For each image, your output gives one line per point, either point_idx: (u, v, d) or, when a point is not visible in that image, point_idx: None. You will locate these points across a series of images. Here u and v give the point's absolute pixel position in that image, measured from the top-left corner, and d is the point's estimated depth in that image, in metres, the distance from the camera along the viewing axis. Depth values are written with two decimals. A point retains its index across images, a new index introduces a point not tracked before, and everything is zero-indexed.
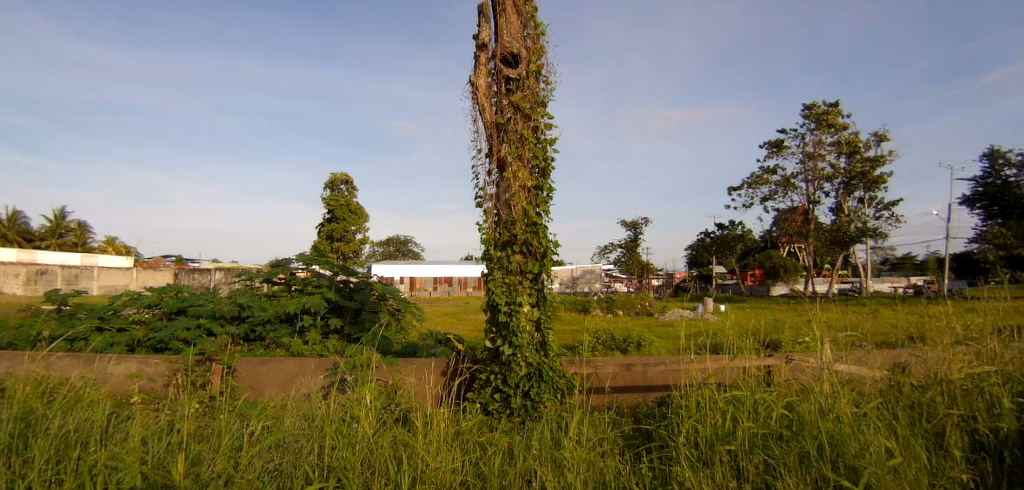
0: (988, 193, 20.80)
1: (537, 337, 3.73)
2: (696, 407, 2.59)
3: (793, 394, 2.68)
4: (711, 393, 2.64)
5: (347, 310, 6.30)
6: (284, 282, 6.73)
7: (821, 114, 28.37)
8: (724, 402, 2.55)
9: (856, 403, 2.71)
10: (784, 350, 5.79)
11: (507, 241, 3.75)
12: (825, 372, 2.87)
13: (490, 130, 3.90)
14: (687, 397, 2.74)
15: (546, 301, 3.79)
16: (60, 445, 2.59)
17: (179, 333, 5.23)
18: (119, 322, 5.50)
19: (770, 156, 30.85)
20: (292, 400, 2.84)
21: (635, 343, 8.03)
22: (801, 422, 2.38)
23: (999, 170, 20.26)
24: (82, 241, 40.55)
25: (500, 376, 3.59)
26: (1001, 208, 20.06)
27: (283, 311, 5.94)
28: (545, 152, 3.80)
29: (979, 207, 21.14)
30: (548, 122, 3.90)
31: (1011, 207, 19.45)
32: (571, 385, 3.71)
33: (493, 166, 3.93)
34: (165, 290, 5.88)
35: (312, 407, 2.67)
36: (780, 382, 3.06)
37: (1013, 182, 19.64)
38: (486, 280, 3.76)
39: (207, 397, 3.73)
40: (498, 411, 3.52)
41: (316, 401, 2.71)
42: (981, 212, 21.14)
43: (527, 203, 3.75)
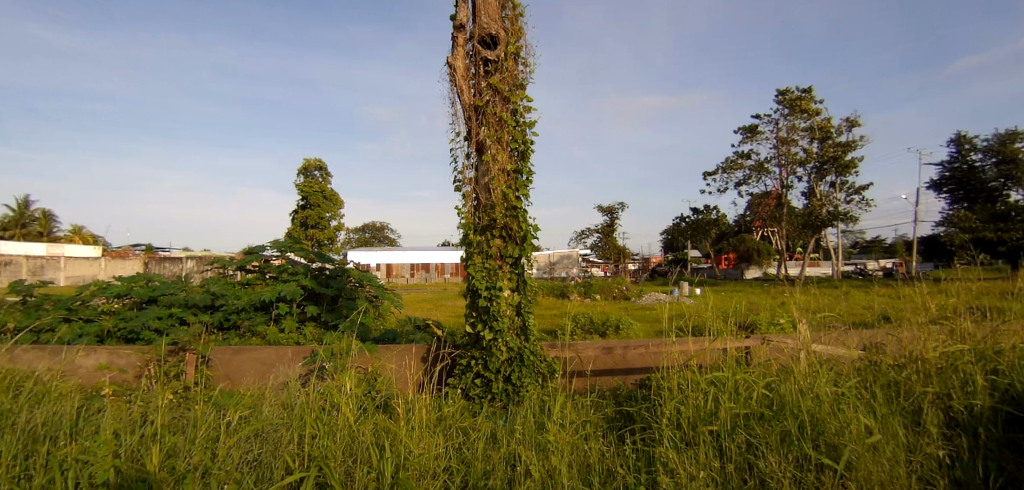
0: (955, 178, 21.55)
1: (518, 321, 3.71)
2: (678, 389, 2.60)
3: (773, 375, 2.73)
4: (694, 374, 2.66)
5: (324, 297, 6.18)
6: (258, 269, 6.57)
7: (794, 100, 28.85)
8: (705, 384, 2.56)
9: (833, 381, 2.76)
10: (760, 330, 5.91)
11: (486, 225, 3.70)
12: (804, 353, 2.93)
13: (469, 113, 3.82)
14: (669, 378, 2.75)
15: (526, 286, 3.77)
16: (27, 440, 2.44)
17: (151, 322, 5.02)
18: (86, 312, 5.25)
19: (746, 141, 31.28)
20: (270, 389, 2.75)
21: (613, 326, 8.11)
22: (784, 401, 2.41)
23: (966, 155, 21.01)
24: (43, 230, 38.91)
25: (481, 361, 3.57)
26: (966, 193, 20.81)
27: (258, 299, 5.78)
28: (525, 136, 3.71)
29: (946, 192, 21.88)
30: (527, 105, 3.82)
31: (976, 191, 20.19)
32: (553, 369, 3.72)
33: (472, 150, 3.85)
34: (134, 279, 5.65)
35: (291, 396, 2.61)
36: (758, 362, 3.11)
37: (979, 167, 20.40)
38: (466, 264, 3.71)
39: (180, 388, 3.60)
40: (479, 397, 3.50)
41: (294, 391, 2.64)
42: (948, 197, 21.91)
43: (506, 187, 3.69)
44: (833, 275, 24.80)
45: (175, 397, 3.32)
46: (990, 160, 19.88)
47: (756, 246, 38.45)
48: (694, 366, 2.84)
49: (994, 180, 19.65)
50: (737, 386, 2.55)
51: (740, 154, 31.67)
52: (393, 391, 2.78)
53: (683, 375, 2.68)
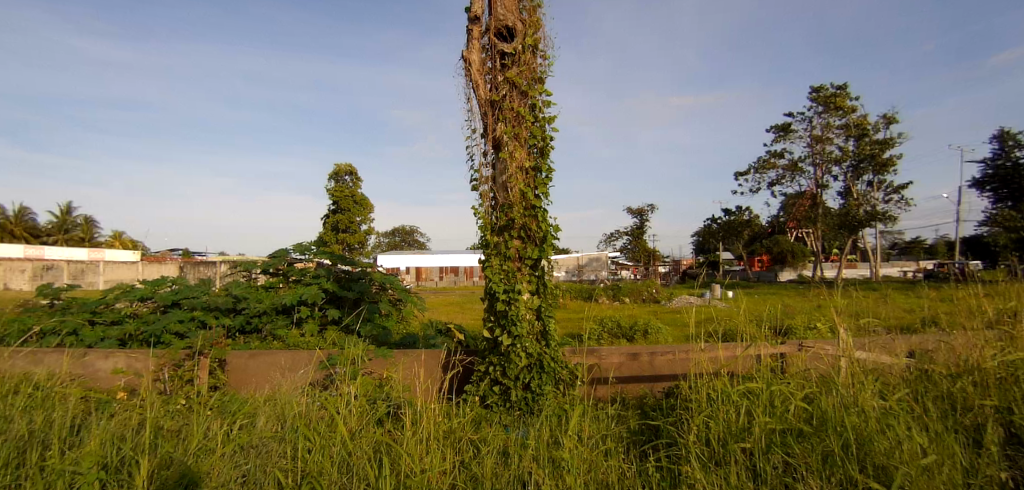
0: (999, 175, 20.21)
1: (538, 326, 3.55)
2: (707, 402, 2.41)
3: (812, 387, 2.50)
4: (724, 384, 2.47)
5: (346, 301, 6.16)
6: (281, 273, 6.56)
7: (828, 96, 27.83)
8: (737, 396, 2.35)
9: (879, 394, 2.52)
10: (797, 336, 5.60)
11: (504, 226, 3.56)
12: (846, 363, 2.69)
13: (485, 109, 3.70)
14: (697, 390, 2.56)
15: (547, 289, 3.61)
16: (20, 451, 2.49)
17: (172, 326, 5.06)
18: (111, 316, 5.35)
19: (778, 140, 30.33)
20: (275, 399, 2.70)
21: (642, 331, 7.86)
22: (823, 416, 2.21)
23: (1010, 151, 19.72)
24: (89, 236, 40.75)
25: (499, 367, 3.43)
26: (1012, 190, 19.54)
27: (279, 302, 5.80)
28: (544, 132, 3.56)
29: (989, 191, 20.60)
30: (546, 99, 3.67)
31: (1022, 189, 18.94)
32: (575, 376, 3.57)
33: (489, 147, 3.72)
34: (159, 282, 5.74)
35: (291, 406, 2.56)
36: (796, 373, 2.87)
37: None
38: (483, 266, 3.57)
39: (195, 392, 3.61)
40: (497, 405, 3.38)
41: (293, 400, 2.60)
42: (992, 196, 20.60)
43: (524, 185, 3.54)
44: (870, 278, 23.72)
45: (188, 404, 3.30)
46: None
47: (790, 248, 37.22)
48: (725, 376, 2.64)
49: None
50: (771, 399, 2.35)
51: (771, 153, 30.73)
52: (402, 400, 2.68)
53: (712, 385, 2.50)
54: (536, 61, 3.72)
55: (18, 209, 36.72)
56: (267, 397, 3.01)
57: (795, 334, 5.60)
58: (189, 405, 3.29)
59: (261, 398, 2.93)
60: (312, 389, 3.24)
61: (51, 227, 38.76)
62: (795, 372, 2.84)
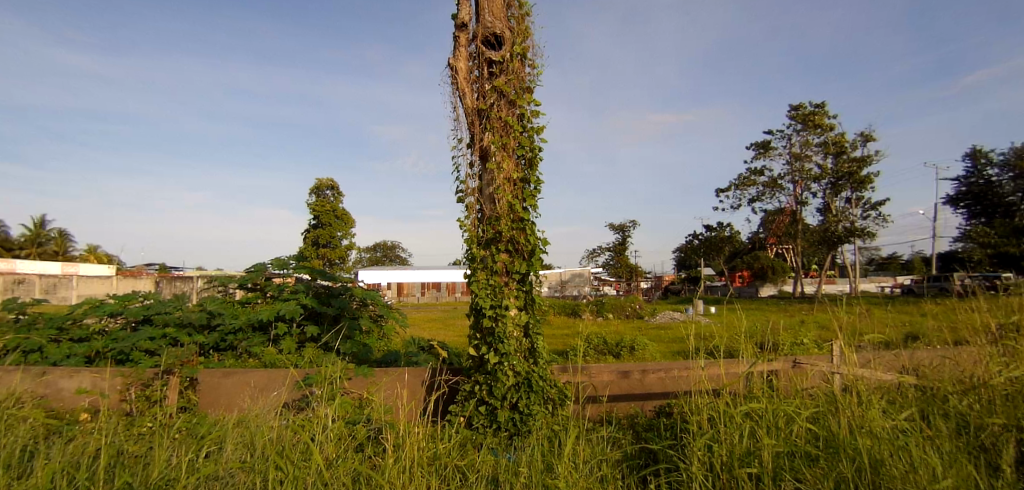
0: (972, 193, 20.81)
1: (525, 344, 3.42)
2: (708, 424, 2.29)
3: (815, 407, 2.40)
4: (724, 405, 2.36)
5: (325, 316, 5.93)
6: (259, 288, 6.31)
7: (806, 115, 28.53)
8: (741, 417, 2.24)
9: (884, 412, 2.43)
10: (785, 352, 5.54)
11: (491, 239, 3.44)
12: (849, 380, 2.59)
13: (471, 118, 3.59)
14: (697, 410, 2.44)
15: (535, 304, 3.48)
16: None
17: (142, 343, 4.79)
18: (77, 332, 5.04)
19: (758, 157, 30.91)
20: (246, 425, 2.50)
21: (628, 347, 7.74)
22: (833, 438, 2.11)
23: (982, 170, 20.36)
24: (61, 250, 39.53)
25: (485, 387, 3.28)
26: (984, 208, 20.13)
27: (256, 318, 5.55)
28: (532, 142, 3.47)
29: (962, 208, 21.17)
30: (535, 109, 3.59)
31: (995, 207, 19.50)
32: (564, 396, 3.43)
33: (476, 157, 3.60)
34: (129, 297, 5.46)
35: (265, 433, 2.37)
36: (794, 392, 2.78)
37: (996, 182, 19.79)
38: (469, 281, 3.42)
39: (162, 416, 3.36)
40: (484, 427, 3.22)
41: (267, 425, 2.41)
42: (965, 213, 21.18)
43: (512, 197, 3.43)
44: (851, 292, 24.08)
45: (154, 427, 3.07)
46: (1008, 174, 19.27)
47: (770, 264, 37.74)
48: (723, 395, 2.53)
49: (1013, 194, 19.06)
50: (776, 420, 2.25)
51: (752, 170, 31.27)
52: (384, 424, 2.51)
53: (714, 405, 2.39)
54: (524, 70, 3.65)
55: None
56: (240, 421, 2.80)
57: (782, 351, 5.54)
58: (157, 429, 3.06)
59: (234, 421, 2.73)
60: (290, 411, 3.04)
61: (20, 240, 37.43)
62: (794, 390, 2.75)
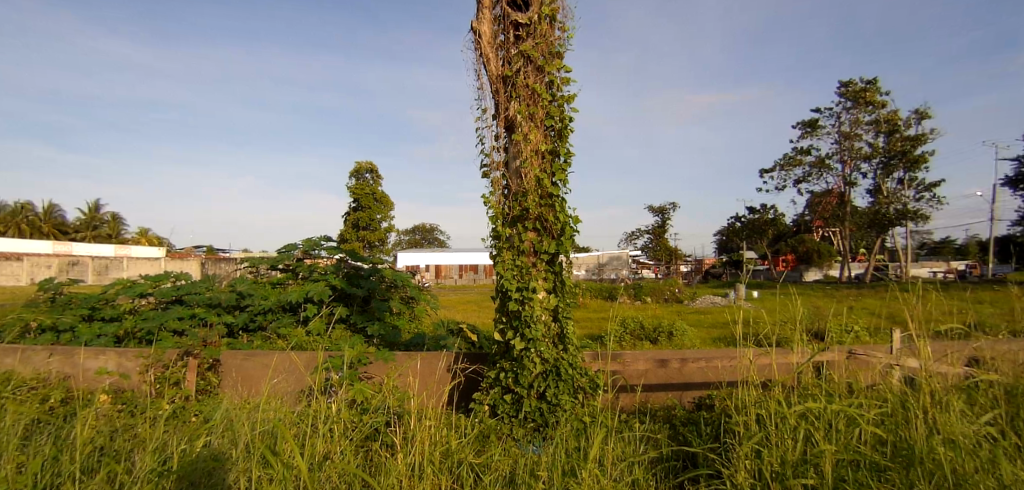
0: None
1: (554, 329, 3.20)
2: (756, 427, 2.01)
3: (881, 409, 2.09)
4: (774, 403, 2.06)
5: (355, 298, 5.86)
6: (291, 269, 6.30)
7: (858, 91, 26.70)
8: (795, 418, 1.95)
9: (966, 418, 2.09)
10: (840, 342, 5.09)
11: (517, 216, 3.20)
12: (925, 376, 2.25)
13: (496, 85, 3.33)
14: (742, 409, 2.17)
15: (565, 287, 3.23)
16: None
17: (170, 323, 4.87)
18: (109, 312, 5.15)
19: (806, 135, 29.29)
20: (254, 421, 2.41)
21: (666, 333, 7.41)
22: (910, 446, 1.80)
23: None
24: (118, 233, 41.81)
25: (511, 374, 3.10)
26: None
27: (285, 300, 5.54)
28: (562, 111, 3.19)
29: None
30: (565, 76, 3.30)
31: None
32: (596, 385, 3.21)
33: (501, 129, 3.35)
34: (159, 278, 5.51)
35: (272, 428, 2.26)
36: (859, 386, 2.44)
37: None
38: (494, 261, 3.21)
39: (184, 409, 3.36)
40: (508, 415, 3.05)
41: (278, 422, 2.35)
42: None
43: (540, 171, 3.18)
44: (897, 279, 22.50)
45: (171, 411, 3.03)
46: None
47: (817, 247, 36.04)
48: (776, 391, 2.22)
49: None
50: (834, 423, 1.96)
51: (799, 149, 29.68)
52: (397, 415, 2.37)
53: (768, 401, 2.09)
54: (554, 33, 3.36)
55: (51, 206, 37.73)
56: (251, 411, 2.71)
57: (839, 340, 5.10)
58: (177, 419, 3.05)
59: (243, 408, 2.64)
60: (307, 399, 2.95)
61: (82, 224, 39.75)
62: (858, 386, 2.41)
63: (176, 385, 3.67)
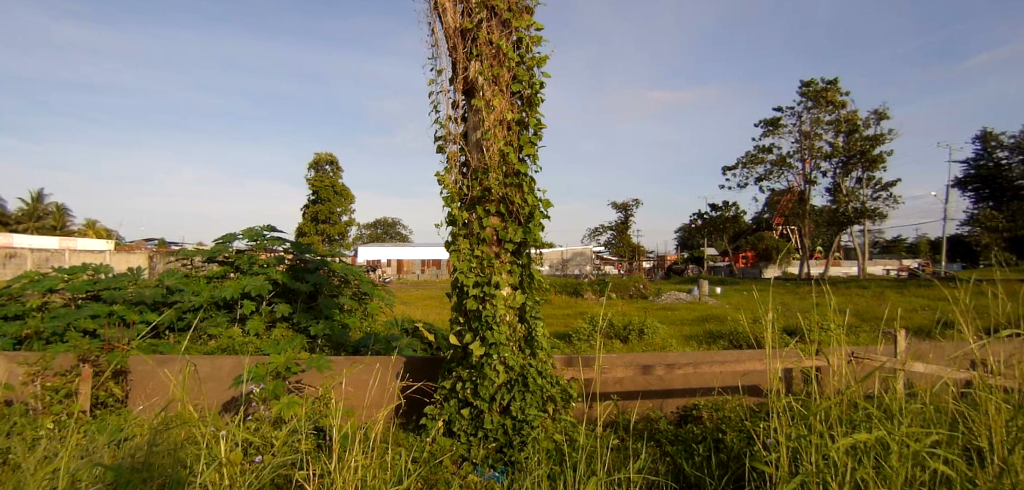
0: (981, 176, 18.66)
1: (521, 331, 2.73)
2: (793, 478, 1.60)
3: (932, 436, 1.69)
4: (825, 442, 1.64)
5: (299, 294, 5.22)
6: (230, 262, 5.59)
7: (818, 92, 27.27)
8: (839, 457, 1.54)
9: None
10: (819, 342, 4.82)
11: (477, 198, 2.70)
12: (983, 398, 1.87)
13: (453, 41, 2.79)
14: (778, 448, 1.71)
15: (533, 283, 2.76)
16: None
17: (80, 322, 4.14)
18: (11, 309, 4.36)
19: (769, 135, 29.80)
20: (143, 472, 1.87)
21: (637, 331, 7.08)
22: None
23: (992, 152, 18.28)
24: (58, 224, 39.07)
25: (469, 385, 2.63)
26: (992, 193, 17.80)
27: (219, 296, 4.85)
28: (531, 76, 2.72)
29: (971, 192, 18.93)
30: (535, 35, 2.82)
31: (1002, 192, 17.27)
32: (568, 395, 2.77)
33: (460, 94, 2.83)
34: (75, 270, 4.75)
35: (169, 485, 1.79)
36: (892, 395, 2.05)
37: (1006, 165, 17.64)
38: (449, 251, 2.70)
39: (82, 433, 2.76)
40: (466, 434, 2.60)
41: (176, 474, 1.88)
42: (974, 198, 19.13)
43: (506, 144, 2.68)
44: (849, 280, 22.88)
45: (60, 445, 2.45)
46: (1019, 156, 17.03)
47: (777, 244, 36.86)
48: (807, 418, 1.80)
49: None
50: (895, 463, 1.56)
51: (762, 147, 30.20)
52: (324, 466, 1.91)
53: (806, 437, 1.67)
54: None
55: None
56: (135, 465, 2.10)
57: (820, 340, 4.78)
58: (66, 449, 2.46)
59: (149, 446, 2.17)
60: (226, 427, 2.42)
61: (18, 215, 36.89)
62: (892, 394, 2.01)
63: (68, 399, 3.02)
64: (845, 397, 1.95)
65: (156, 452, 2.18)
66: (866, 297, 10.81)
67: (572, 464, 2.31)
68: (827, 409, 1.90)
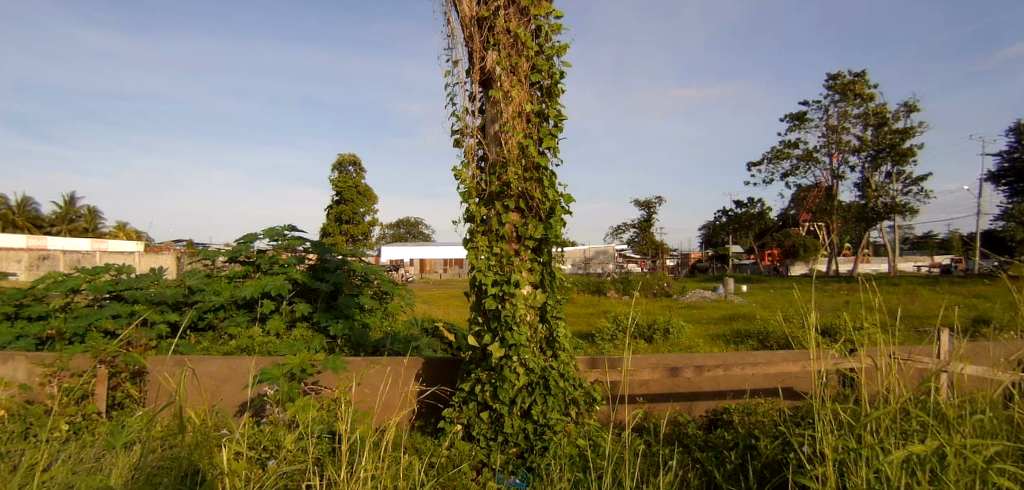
0: (1019, 169, 17.77)
1: (542, 332, 2.62)
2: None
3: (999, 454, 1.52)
4: (877, 456, 1.49)
5: (319, 294, 5.20)
6: (251, 262, 5.58)
7: (846, 84, 26.42)
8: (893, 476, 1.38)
9: None
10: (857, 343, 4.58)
11: (495, 193, 2.60)
12: None
13: (470, 31, 2.69)
14: (822, 464, 1.57)
15: (554, 282, 2.64)
16: None
17: (102, 322, 4.19)
18: (37, 310, 4.44)
19: (795, 129, 29.02)
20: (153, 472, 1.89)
21: (662, 330, 6.89)
22: None
23: None
24: (93, 226, 40.44)
25: (488, 387, 2.53)
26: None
27: (239, 295, 4.85)
28: (551, 65, 2.61)
29: (1009, 185, 18.08)
30: (555, 23, 2.71)
31: None
32: (592, 399, 2.65)
33: (477, 86, 2.73)
34: (99, 270, 4.80)
35: None
36: (950, 402, 1.87)
37: None
38: (467, 248, 2.60)
39: (97, 435, 2.76)
40: (485, 438, 2.51)
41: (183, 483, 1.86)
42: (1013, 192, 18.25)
43: (524, 136, 2.57)
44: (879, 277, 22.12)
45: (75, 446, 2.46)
46: None
47: (804, 241, 35.91)
48: (853, 428, 1.65)
49: None
50: (956, 480, 1.40)
51: (787, 142, 29.43)
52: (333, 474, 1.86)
53: (852, 450, 1.53)
54: None
55: (23, 199, 36.30)
56: (146, 469, 2.09)
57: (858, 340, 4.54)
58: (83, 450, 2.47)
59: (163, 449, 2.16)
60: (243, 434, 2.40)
61: (56, 218, 38.29)
62: (949, 402, 1.84)
63: (85, 400, 3.06)
64: (897, 405, 1.79)
65: (170, 454, 2.15)
66: (902, 295, 10.36)
67: (596, 473, 2.19)
68: (879, 419, 1.73)
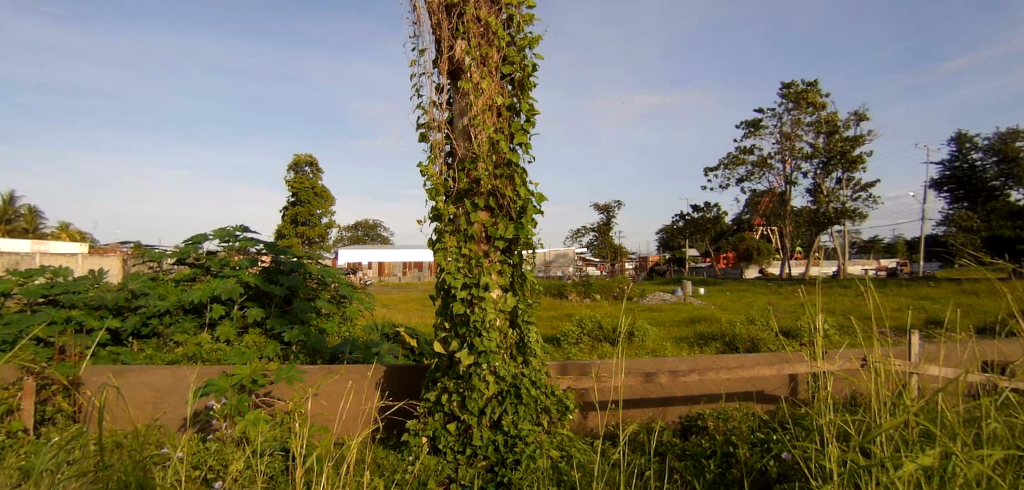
0: (954, 178, 18.94)
1: (513, 337, 2.48)
2: None
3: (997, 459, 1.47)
4: (885, 468, 1.41)
5: (273, 298, 4.89)
6: (200, 264, 5.20)
7: (799, 94, 27.55)
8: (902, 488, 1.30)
9: None
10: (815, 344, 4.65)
11: (464, 190, 2.45)
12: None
13: (438, 18, 2.55)
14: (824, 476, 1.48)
15: (525, 284, 2.51)
16: None
17: (34, 328, 3.79)
18: None
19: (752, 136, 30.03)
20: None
21: (626, 333, 6.86)
22: None
23: (966, 154, 18.60)
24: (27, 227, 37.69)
25: (457, 397, 2.38)
26: (968, 194, 18.06)
27: (186, 299, 4.50)
28: (523, 57, 2.49)
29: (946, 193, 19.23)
30: (527, 14, 2.60)
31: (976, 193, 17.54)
32: (565, 407, 2.53)
33: (445, 76, 2.58)
34: (31, 272, 4.34)
35: None
36: (943, 399, 1.80)
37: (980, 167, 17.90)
38: (434, 250, 2.44)
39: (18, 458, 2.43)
40: (454, 452, 2.36)
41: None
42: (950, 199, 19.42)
43: (495, 131, 2.44)
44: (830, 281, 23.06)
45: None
46: (991, 159, 17.35)
47: (758, 245, 37.20)
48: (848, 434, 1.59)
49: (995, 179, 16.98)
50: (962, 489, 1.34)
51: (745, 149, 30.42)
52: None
53: (850, 458, 1.46)
54: None
55: None
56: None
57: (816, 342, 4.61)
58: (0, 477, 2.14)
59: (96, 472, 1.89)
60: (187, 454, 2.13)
61: None
62: (929, 404, 1.81)
63: (10, 416, 2.72)
64: (883, 408, 1.74)
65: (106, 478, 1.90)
66: (850, 297, 10.78)
67: None
68: (873, 422, 1.66)
